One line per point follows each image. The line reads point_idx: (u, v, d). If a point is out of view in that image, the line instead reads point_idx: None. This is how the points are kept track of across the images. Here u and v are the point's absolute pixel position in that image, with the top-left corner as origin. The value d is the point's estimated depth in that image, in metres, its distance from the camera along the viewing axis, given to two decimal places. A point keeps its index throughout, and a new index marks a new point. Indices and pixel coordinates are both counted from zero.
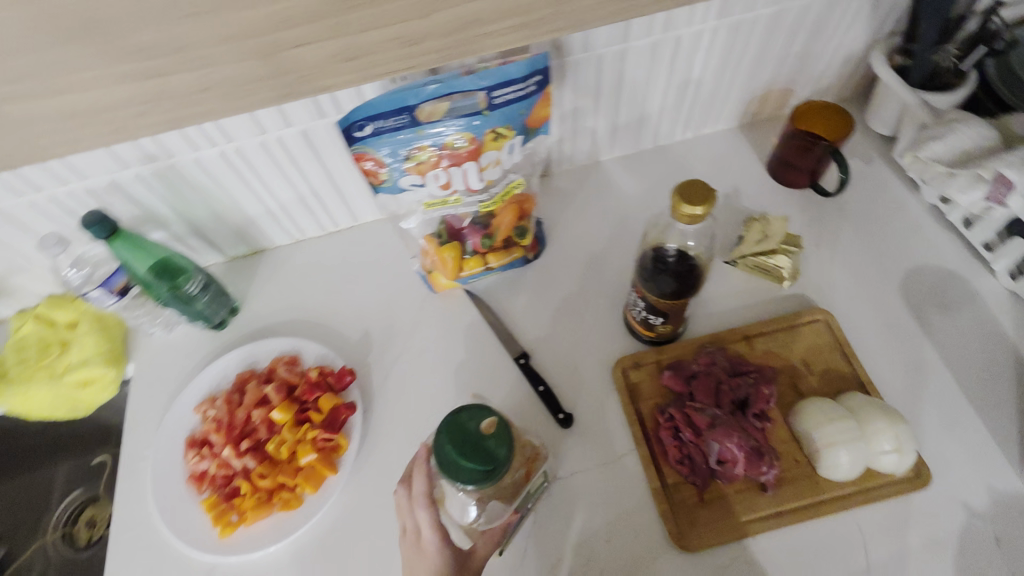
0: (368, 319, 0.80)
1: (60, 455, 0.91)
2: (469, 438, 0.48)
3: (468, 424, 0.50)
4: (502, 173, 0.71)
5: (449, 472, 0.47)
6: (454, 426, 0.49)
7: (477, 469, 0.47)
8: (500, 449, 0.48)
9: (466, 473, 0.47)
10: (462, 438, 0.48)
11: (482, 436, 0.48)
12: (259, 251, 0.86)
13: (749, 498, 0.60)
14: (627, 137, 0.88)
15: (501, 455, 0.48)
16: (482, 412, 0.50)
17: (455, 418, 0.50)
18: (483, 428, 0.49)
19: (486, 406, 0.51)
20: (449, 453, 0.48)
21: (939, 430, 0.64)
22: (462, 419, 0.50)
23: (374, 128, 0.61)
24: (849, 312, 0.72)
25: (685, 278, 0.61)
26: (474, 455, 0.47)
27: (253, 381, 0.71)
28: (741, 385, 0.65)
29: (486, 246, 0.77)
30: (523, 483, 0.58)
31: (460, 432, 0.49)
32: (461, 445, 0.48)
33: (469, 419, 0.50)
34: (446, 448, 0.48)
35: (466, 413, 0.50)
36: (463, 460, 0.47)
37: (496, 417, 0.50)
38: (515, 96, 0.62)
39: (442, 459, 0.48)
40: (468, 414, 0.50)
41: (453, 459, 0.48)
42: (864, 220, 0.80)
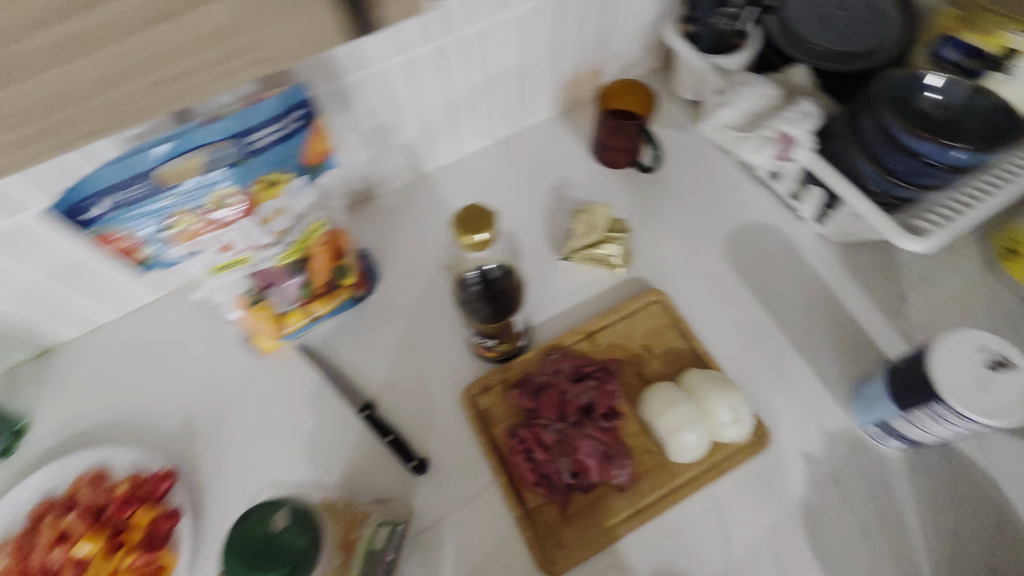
0: (190, 403, 0.70)
1: None
2: (258, 542, 0.46)
3: (256, 527, 0.47)
4: (296, 219, 0.62)
5: None
6: (242, 535, 0.46)
7: (277, 573, 0.44)
8: (300, 539, 0.47)
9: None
10: (249, 545, 0.45)
11: (275, 535, 0.46)
12: (44, 352, 0.73)
13: (609, 502, 0.60)
14: (447, 144, 0.84)
15: (302, 543, 0.46)
16: (272, 508, 0.48)
17: (238, 528, 0.46)
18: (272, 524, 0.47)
19: (277, 500, 0.49)
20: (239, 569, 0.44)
21: (775, 387, 0.66)
22: (250, 524, 0.47)
23: (111, 204, 0.52)
24: (682, 286, 0.73)
25: (501, 297, 0.58)
26: (268, 559, 0.45)
27: (51, 513, 0.60)
28: (585, 389, 0.63)
29: (306, 295, 0.69)
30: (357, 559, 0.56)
31: (245, 539, 0.46)
32: (254, 554, 0.45)
33: (254, 523, 0.47)
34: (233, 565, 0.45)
35: (254, 516, 0.47)
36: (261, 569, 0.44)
37: (288, 508, 0.48)
38: (277, 137, 0.55)
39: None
40: (257, 515, 0.48)
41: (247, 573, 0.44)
42: (685, 190, 0.81)
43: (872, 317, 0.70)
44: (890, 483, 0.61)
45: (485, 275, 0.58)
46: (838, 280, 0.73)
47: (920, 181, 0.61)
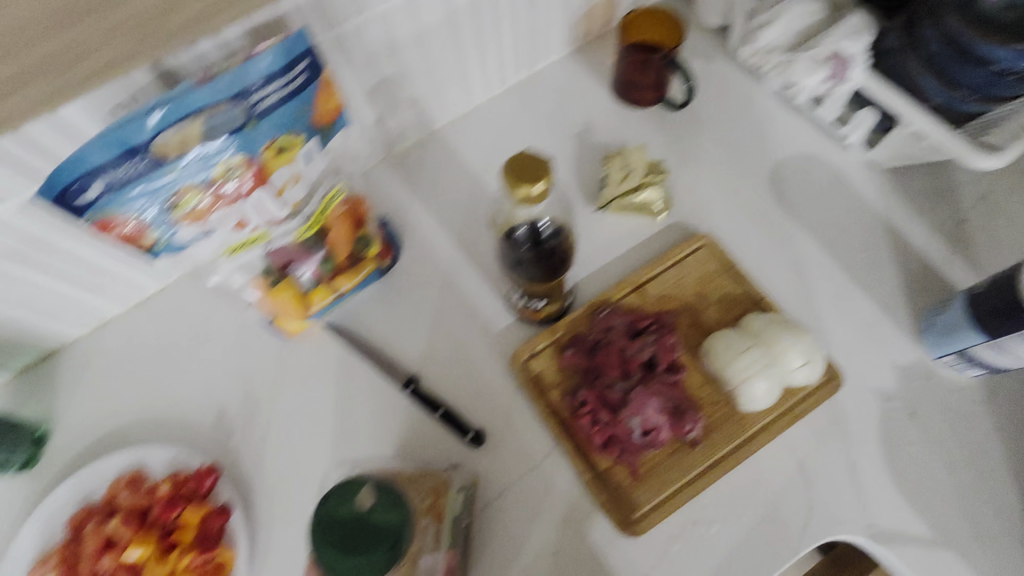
0: (218, 394, 0.66)
1: None
2: (351, 526, 0.39)
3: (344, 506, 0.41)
4: (310, 186, 0.56)
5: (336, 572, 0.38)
6: (326, 521, 0.39)
7: (378, 554, 0.39)
8: (396, 511, 0.40)
9: (366, 567, 0.38)
10: (339, 531, 0.39)
11: (363, 515, 0.40)
12: (53, 352, 0.68)
13: (682, 458, 0.57)
14: (456, 95, 0.75)
15: (396, 521, 0.40)
16: (352, 486, 0.41)
17: (321, 510, 0.40)
18: (364, 504, 0.40)
19: (354, 477, 0.42)
20: (333, 557, 0.38)
21: (838, 323, 0.63)
22: (330, 508, 0.40)
23: (106, 184, 0.45)
24: (728, 229, 0.69)
25: (552, 258, 0.54)
26: (362, 542, 0.39)
27: (93, 519, 0.58)
28: (644, 345, 0.59)
29: (328, 271, 0.63)
30: (440, 526, 0.49)
31: (336, 524, 0.39)
32: (345, 539, 0.39)
33: (338, 504, 0.40)
34: (326, 553, 0.39)
35: (332, 498, 0.40)
36: (361, 557, 0.38)
37: (371, 483, 0.41)
38: (284, 94, 0.48)
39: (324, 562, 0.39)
40: (337, 497, 0.40)
41: (336, 558, 0.38)
42: (723, 124, 0.74)
43: (934, 243, 0.66)
44: (969, 413, 0.58)
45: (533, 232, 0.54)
46: (894, 207, 0.68)
47: (993, 92, 0.55)
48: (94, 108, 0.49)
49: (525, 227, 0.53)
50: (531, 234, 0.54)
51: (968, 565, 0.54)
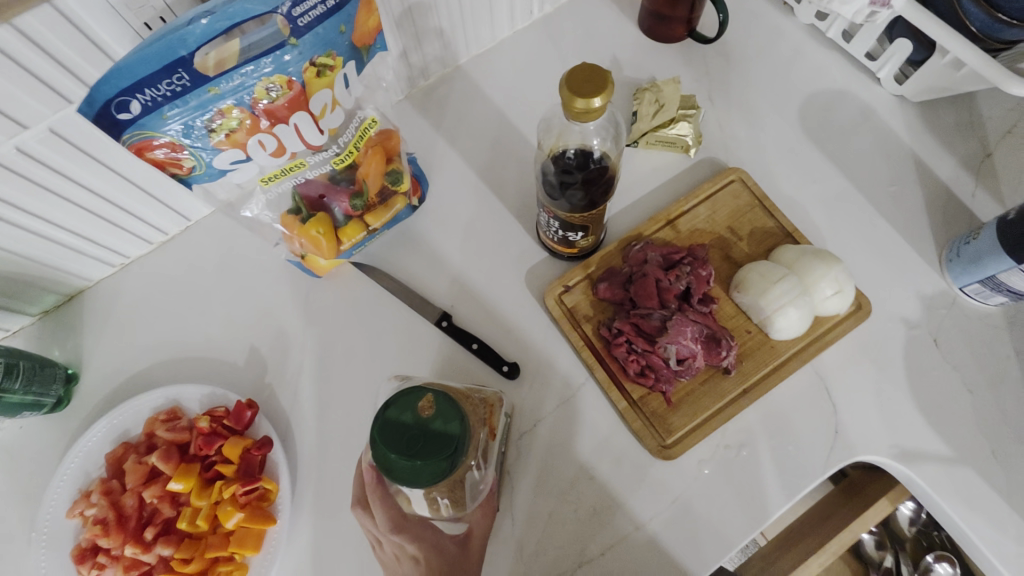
0: (249, 332, 0.65)
1: None
2: (413, 431, 0.40)
3: (405, 416, 0.41)
4: (346, 115, 0.55)
5: (403, 479, 0.39)
6: (389, 427, 0.40)
7: (440, 463, 0.39)
8: (455, 422, 0.41)
9: (427, 471, 0.39)
10: (403, 436, 0.40)
11: (425, 422, 0.41)
12: (76, 293, 0.67)
13: (714, 385, 0.58)
14: (481, 29, 0.73)
15: (456, 431, 0.41)
16: (411, 396, 0.42)
17: (383, 417, 0.40)
18: (424, 412, 0.41)
19: (413, 387, 0.42)
20: (396, 460, 0.39)
21: (866, 255, 0.64)
22: (392, 416, 0.41)
23: (145, 101, 0.44)
24: (757, 165, 0.69)
25: (597, 182, 0.52)
26: (427, 449, 0.40)
27: (132, 456, 0.58)
28: (680, 276, 0.59)
29: (359, 207, 0.61)
30: (490, 443, 0.50)
31: (399, 430, 0.40)
32: (407, 444, 0.40)
33: (400, 412, 0.41)
34: (388, 454, 0.39)
35: (394, 406, 0.41)
36: (423, 461, 0.39)
37: (432, 391, 0.42)
38: (325, 8, 0.46)
39: (389, 468, 0.39)
40: (398, 405, 0.41)
41: (402, 463, 0.39)
42: (751, 60, 0.74)
43: (960, 177, 0.67)
44: (992, 340, 0.60)
45: (583, 156, 0.53)
46: (922, 141, 0.69)
47: None
48: (123, 25, 0.47)
49: (577, 149, 0.52)
50: (581, 157, 0.53)
51: (987, 480, 0.56)
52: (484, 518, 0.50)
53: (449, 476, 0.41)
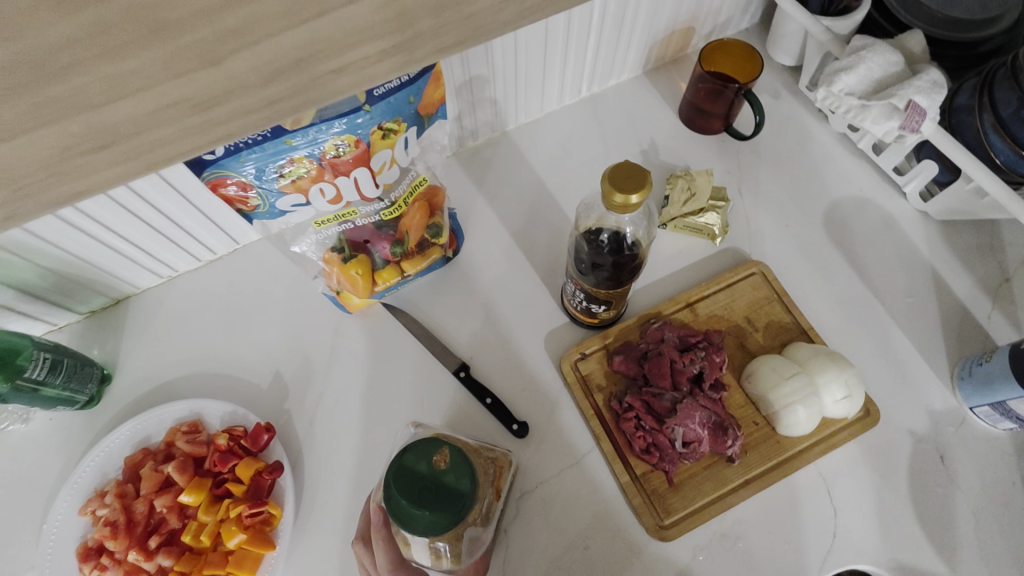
0: (277, 358, 0.69)
1: None
2: (426, 482, 0.42)
3: (419, 464, 0.43)
4: (400, 172, 0.59)
5: (410, 528, 0.41)
6: (403, 472, 0.42)
7: (446, 517, 0.41)
8: (465, 480, 0.42)
9: (433, 522, 0.41)
10: (415, 485, 0.41)
11: (438, 475, 0.42)
12: (122, 299, 0.71)
13: (718, 471, 0.59)
14: (532, 102, 0.78)
15: (466, 489, 0.42)
16: (428, 446, 0.43)
17: (401, 462, 0.42)
18: (438, 462, 0.43)
19: (432, 437, 0.44)
20: (404, 507, 0.41)
21: (877, 361, 0.66)
22: (408, 463, 0.43)
23: (228, 146, 0.48)
24: (778, 260, 0.72)
25: (625, 265, 0.55)
26: (435, 501, 0.41)
27: (150, 462, 0.60)
28: (694, 359, 0.62)
29: (398, 254, 0.65)
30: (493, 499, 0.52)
31: (412, 477, 0.42)
32: (418, 494, 0.41)
33: (416, 460, 0.42)
34: (400, 501, 0.41)
35: (411, 453, 0.43)
36: (430, 511, 0.40)
37: (448, 446, 0.44)
38: (399, 82, 0.51)
39: (399, 516, 0.41)
40: (414, 454, 0.43)
41: (411, 512, 0.41)
42: (781, 160, 0.78)
43: (977, 297, 0.69)
44: (999, 464, 0.60)
45: (615, 239, 0.56)
46: (942, 258, 0.71)
47: None
48: None
49: (610, 233, 0.55)
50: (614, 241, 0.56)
51: None
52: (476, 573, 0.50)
53: (452, 532, 0.42)
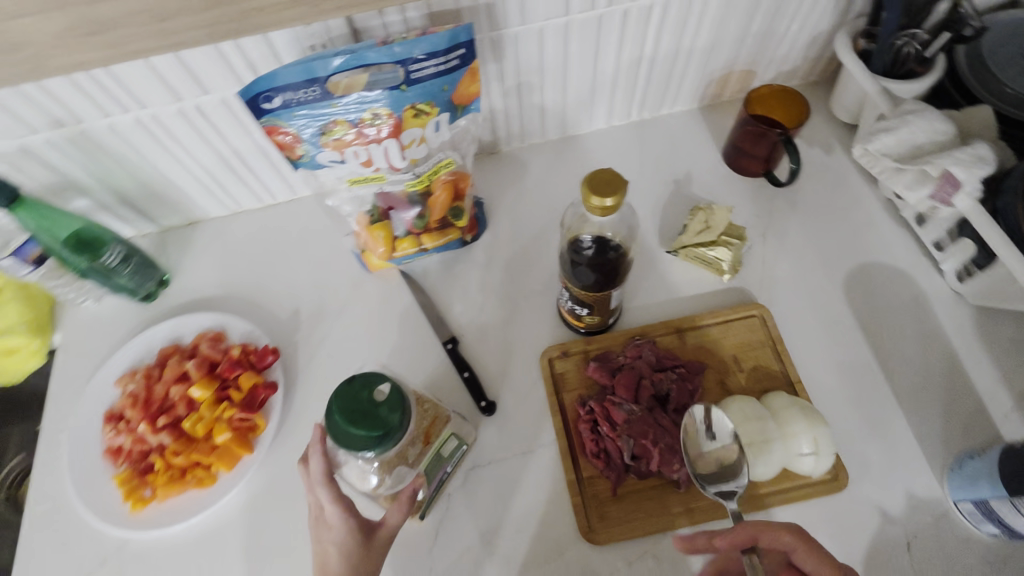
0: (300, 297, 0.77)
1: (12, 418, 0.90)
2: (361, 406, 0.47)
3: (361, 392, 0.49)
4: (429, 151, 0.66)
5: (339, 442, 0.47)
6: (345, 394, 0.48)
7: (368, 439, 0.46)
8: (394, 416, 0.48)
9: (357, 440, 0.46)
10: (351, 405, 0.47)
11: (374, 404, 0.48)
12: (194, 222, 0.84)
13: (662, 494, 0.60)
14: (579, 116, 0.83)
15: (393, 422, 0.47)
16: (375, 379, 0.49)
17: (345, 386, 0.48)
18: (377, 394, 0.48)
19: (381, 373, 0.50)
20: (337, 421, 0.47)
21: (864, 431, 0.63)
22: (353, 388, 0.48)
23: (284, 100, 0.57)
24: (786, 309, 0.71)
25: (606, 270, 0.57)
26: (363, 423, 0.47)
27: (176, 356, 0.71)
28: (664, 380, 0.63)
29: (419, 226, 0.73)
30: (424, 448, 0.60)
31: (351, 400, 0.47)
32: (351, 414, 0.47)
33: (360, 386, 0.48)
34: (335, 416, 0.47)
35: (359, 380, 0.49)
36: (355, 429, 0.46)
37: (391, 384, 0.50)
38: (436, 70, 0.59)
39: (333, 430, 0.47)
40: (362, 381, 0.49)
41: (342, 427, 0.47)
42: (816, 214, 0.77)
43: (998, 393, 0.64)
44: (972, 568, 0.56)
45: (600, 243, 0.58)
46: (967, 345, 0.67)
47: None
48: (297, 42, 0.61)
49: (593, 236, 0.58)
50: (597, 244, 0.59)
51: None
52: (400, 509, 0.53)
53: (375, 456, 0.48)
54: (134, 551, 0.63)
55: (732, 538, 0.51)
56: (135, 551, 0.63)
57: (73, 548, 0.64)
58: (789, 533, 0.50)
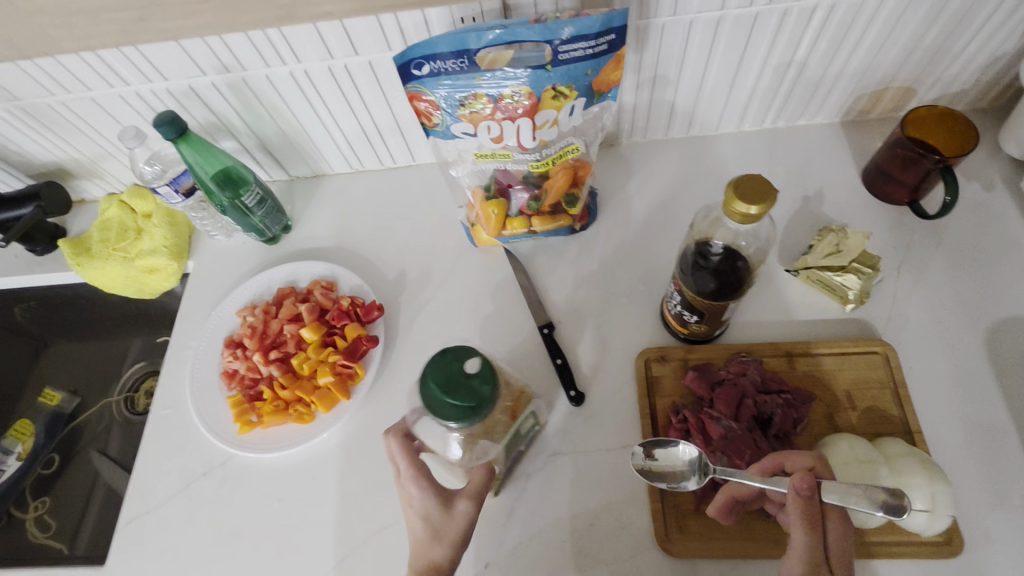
0: (407, 260, 0.80)
1: (140, 328, 1.01)
2: (455, 376, 0.49)
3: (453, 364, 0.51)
4: (559, 135, 0.66)
5: (432, 409, 0.49)
6: (441, 365, 0.50)
7: (462, 407, 0.48)
8: (485, 387, 0.49)
9: (451, 409, 0.48)
10: (445, 375, 0.50)
11: (467, 376, 0.50)
12: (320, 175, 0.89)
13: (748, 518, 0.58)
14: (709, 117, 0.80)
15: (485, 394, 0.49)
16: (468, 353, 0.52)
17: (439, 358, 0.51)
18: (469, 370, 0.50)
19: (474, 348, 0.52)
20: (434, 391, 0.49)
21: (989, 499, 0.57)
22: (447, 359, 0.51)
23: (432, 68, 0.59)
24: (914, 352, 0.65)
25: (727, 279, 0.55)
26: (456, 392, 0.49)
27: (291, 297, 0.76)
28: (768, 403, 0.60)
29: (532, 208, 0.72)
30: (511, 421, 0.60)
31: (445, 370, 0.50)
32: (445, 384, 0.49)
33: (452, 358, 0.51)
34: (431, 385, 0.50)
35: (451, 353, 0.51)
36: (449, 398, 0.48)
37: (481, 358, 0.51)
38: (584, 53, 0.58)
39: (426, 397, 0.50)
40: (453, 354, 0.51)
41: (437, 396, 0.49)
42: (963, 254, 0.70)
43: None
44: None
45: (729, 253, 0.56)
46: None
47: None
48: (448, 13, 0.63)
49: (723, 243, 0.56)
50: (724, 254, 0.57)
51: None
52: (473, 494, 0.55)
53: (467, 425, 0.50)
54: (235, 466, 0.69)
55: (762, 464, 0.53)
56: (236, 468, 0.69)
57: (186, 453, 0.71)
58: (814, 456, 0.52)
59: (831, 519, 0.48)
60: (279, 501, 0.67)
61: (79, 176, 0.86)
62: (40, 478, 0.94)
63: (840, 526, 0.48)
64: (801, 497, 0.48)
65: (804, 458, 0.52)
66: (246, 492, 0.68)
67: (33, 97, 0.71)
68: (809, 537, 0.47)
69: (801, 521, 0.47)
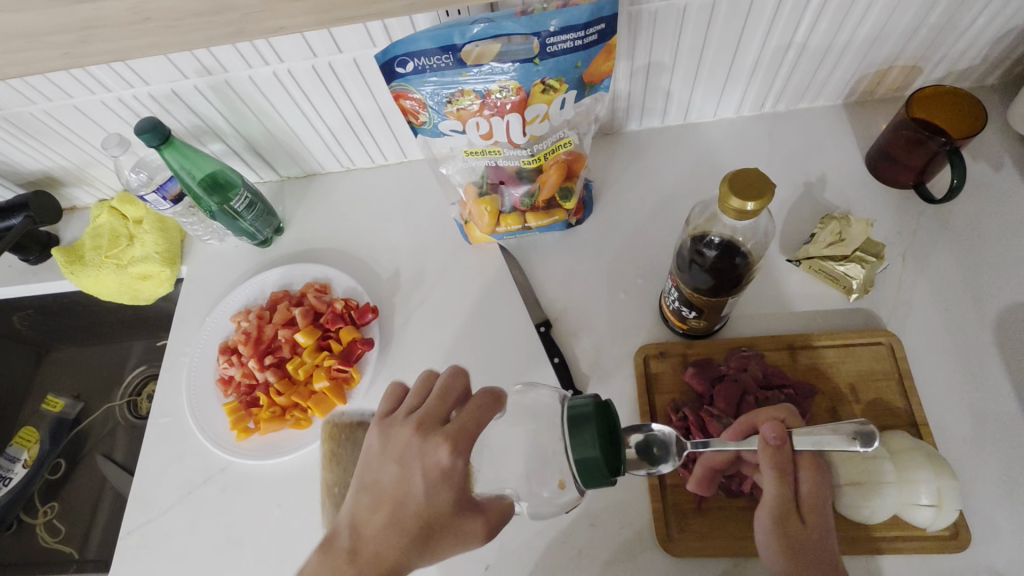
0: (401, 259, 0.79)
1: (140, 333, 1.01)
2: (611, 434, 0.45)
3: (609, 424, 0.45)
4: (551, 129, 0.64)
5: (576, 430, 0.44)
6: (604, 412, 0.45)
7: (598, 462, 0.43)
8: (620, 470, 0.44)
9: (589, 449, 0.43)
10: (605, 426, 0.44)
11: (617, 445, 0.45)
12: (311, 174, 0.87)
13: (749, 516, 0.57)
14: (707, 103, 0.77)
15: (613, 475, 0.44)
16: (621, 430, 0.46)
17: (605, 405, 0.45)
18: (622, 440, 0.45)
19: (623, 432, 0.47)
20: (591, 421, 0.44)
21: (996, 490, 0.56)
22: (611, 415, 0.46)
23: (416, 66, 0.57)
24: (919, 342, 0.64)
25: (725, 275, 0.54)
26: (607, 449, 0.44)
27: (285, 301, 0.75)
28: (770, 399, 0.59)
29: (526, 204, 0.71)
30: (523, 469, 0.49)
31: (607, 423, 0.45)
32: (603, 433, 0.44)
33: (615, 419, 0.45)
34: (590, 412, 0.44)
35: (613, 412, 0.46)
36: (598, 443, 0.43)
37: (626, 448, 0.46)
38: (573, 45, 0.56)
39: (580, 414, 0.44)
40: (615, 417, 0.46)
41: (590, 430, 0.43)
42: (971, 238, 0.68)
43: None
44: None
45: (727, 246, 0.54)
46: None
47: None
48: None
49: (721, 236, 0.54)
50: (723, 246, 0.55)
51: None
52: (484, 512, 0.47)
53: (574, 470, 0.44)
54: (235, 473, 0.69)
55: (735, 427, 0.53)
56: (236, 475, 0.69)
57: (185, 461, 0.71)
58: (782, 409, 0.52)
59: (802, 468, 0.49)
60: (279, 507, 0.67)
61: (68, 184, 0.85)
62: (47, 483, 0.94)
63: (812, 472, 0.49)
64: (771, 446, 0.48)
65: (775, 411, 0.52)
66: (247, 499, 0.68)
67: (14, 107, 0.70)
68: (779, 485, 0.47)
69: (773, 469, 0.48)
